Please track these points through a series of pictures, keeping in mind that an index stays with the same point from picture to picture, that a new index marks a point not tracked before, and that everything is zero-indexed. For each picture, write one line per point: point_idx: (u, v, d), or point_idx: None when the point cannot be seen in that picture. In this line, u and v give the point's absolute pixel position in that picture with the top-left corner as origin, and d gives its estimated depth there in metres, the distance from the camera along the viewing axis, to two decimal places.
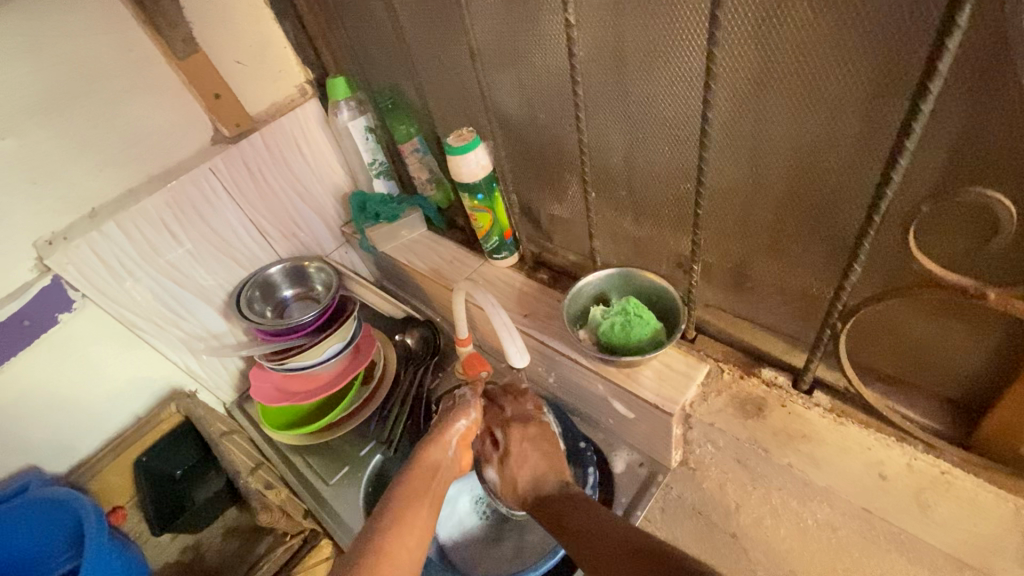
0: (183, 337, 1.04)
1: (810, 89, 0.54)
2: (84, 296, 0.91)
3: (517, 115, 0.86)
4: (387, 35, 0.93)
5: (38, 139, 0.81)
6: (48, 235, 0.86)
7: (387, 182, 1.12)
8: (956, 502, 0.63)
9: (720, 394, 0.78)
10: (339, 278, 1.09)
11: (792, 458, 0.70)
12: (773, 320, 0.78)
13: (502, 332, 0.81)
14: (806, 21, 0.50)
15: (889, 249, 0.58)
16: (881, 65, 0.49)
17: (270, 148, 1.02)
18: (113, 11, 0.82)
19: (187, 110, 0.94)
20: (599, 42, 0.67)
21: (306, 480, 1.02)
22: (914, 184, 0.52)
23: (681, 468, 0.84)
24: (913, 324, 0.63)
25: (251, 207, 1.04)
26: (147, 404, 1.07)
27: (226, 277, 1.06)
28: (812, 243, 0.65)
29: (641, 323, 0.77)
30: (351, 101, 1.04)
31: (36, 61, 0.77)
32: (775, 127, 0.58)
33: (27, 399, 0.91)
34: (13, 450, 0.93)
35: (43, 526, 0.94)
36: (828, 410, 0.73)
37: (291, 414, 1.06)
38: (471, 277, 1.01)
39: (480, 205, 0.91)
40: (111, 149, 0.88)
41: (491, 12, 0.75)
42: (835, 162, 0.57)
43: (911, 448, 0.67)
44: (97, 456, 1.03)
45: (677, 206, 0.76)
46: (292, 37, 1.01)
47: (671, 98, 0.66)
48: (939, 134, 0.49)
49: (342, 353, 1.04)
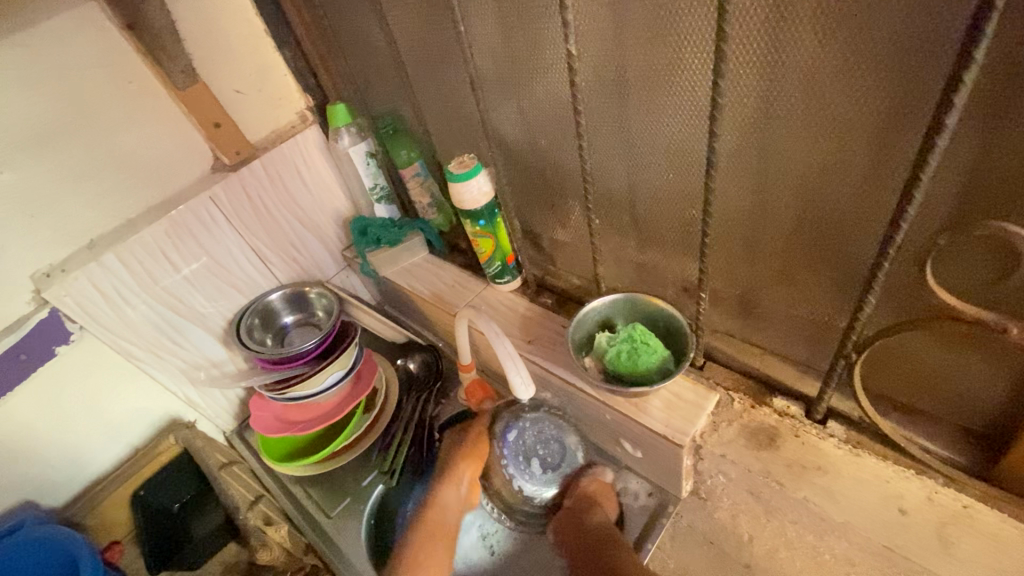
0: (182, 367, 1.03)
1: (817, 120, 0.53)
2: (82, 328, 0.89)
3: (519, 142, 0.85)
4: (388, 63, 0.94)
5: (36, 173, 0.80)
6: (46, 267, 0.85)
7: (387, 207, 1.12)
8: (981, 539, 0.61)
9: (731, 425, 0.76)
10: (340, 303, 1.08)
11: (807, 492, 0.69)
12: (784, 346, 0.76)
13: (506, 362, 0.79)
14: (815, 51, 0.49)
15: (905, 280, 0.57)
16: (892, 97, 0.48)
17: (269, 174, 1.01)
18: (114, 43, 0.82)
19: (188, 139, 0.93)
20: (602, 72, 0.66)
21: (307, 513, 0.99)
22: (931, 215, 0.51)
23: (692, 497, 0.80)
24: (928, 355, 0.62)
25: (252, 235, 1.03)
26: (145, 435, 1.05)
27: (227, 306, 1.05)
28: (821, 270, 0.63)
29: (648, 351, 0.75)
30: (352, 127, 1.03)
31: (37, 97, 0.77)
32: (783, 155, 0.57)
33: (24, 434, 0.90)
34: (8, 487, 0.91)
35: (37, 565, 0.92)
36: (843, 440, 0.71)
37: (292, 445, 1.03)
38: (474, 302, 0.99)
39: (482, 230, 0.90)
40: (111, 179, 0.87)
41: (493, 40, 0.75)
42: (846, 191, 0.56)
43: (930, 482, 0.66)
44: (94, 491, 1.01)
45: (683, 232, 0.75)
46: (293, 65, 1.01)
47: (674, 125, 0.65)
48: (954, 167, 0.48)
49: (344, 380, 1.02)
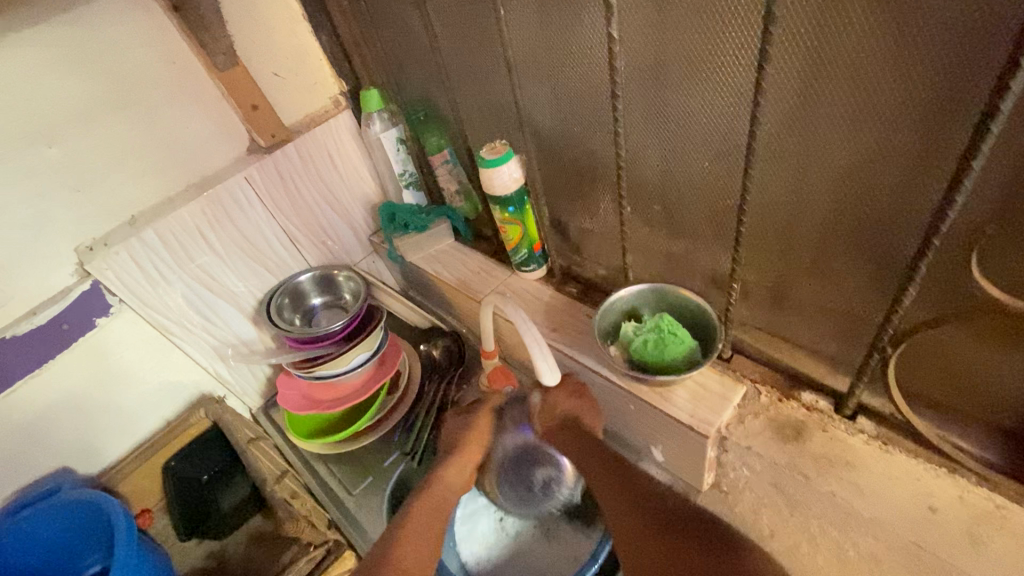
0: (213, 343, 1.05)
1: (864, 108, 0.52)
2: (120, 301, 0.92)
3: (552, 129, 0.85)
4: (422, 48, 0.94)
5: (82, 148, 0.83)
6: (89, 241, 0.88)
7: (415, 193, 1.13)
8: (1013, 540, 0.60)
9: (758, 417, 0.76)
10: (367, 287, 1.09)
11: (834, 486, 0.68)
12: (813, 341, 0.75)
13: (533, 350, 0.77)
14: (865, 36, 0.49)
15: (947, 272, 0.56)
16: (943, 86, 0.47)
17: (303, 158, 1.03)
18: (160, 26, 0.84)
19: (226, 120, 0.95)
20: (641, 58, 0.66)
21: (330, 490, 1.01)
22: (977, 207, 0.51)
23: (713, 491, 0.81)
24: (967, 349, 0.60)
25: (284, 216, 1.06)
26: (177, 409, 1.08)
27: (258, 285, 1.07)
28: (859, 263, 0.63)
29: (675, 342, 0.75)
30: (384, 113, 1.05)
31: (87, 73, 0.80)
32: (825, 144, 0.57)
33: (64, 401, 0.93)
34: (47, 451, 0.94)
35: (74, 526, 0.96)
36: (873, 437, 0.71)
37: (315, 423, 1.05)
38: (500, 289, 1.00)
39: (510, 217, 0.90)
40: (152, 157, 0.90)
41: (529, 25, 0.75)
42: (890, 179, 0.55)
43: (962, 481, 0.65)
44: (127, 460, 1.04)
45: (716, 223, 0.75)
46: (328, 51, 1.03)
47: (713, 112, 0.64)
48: (1006, 154, 0.47)
49: (367, 362, 1.04)
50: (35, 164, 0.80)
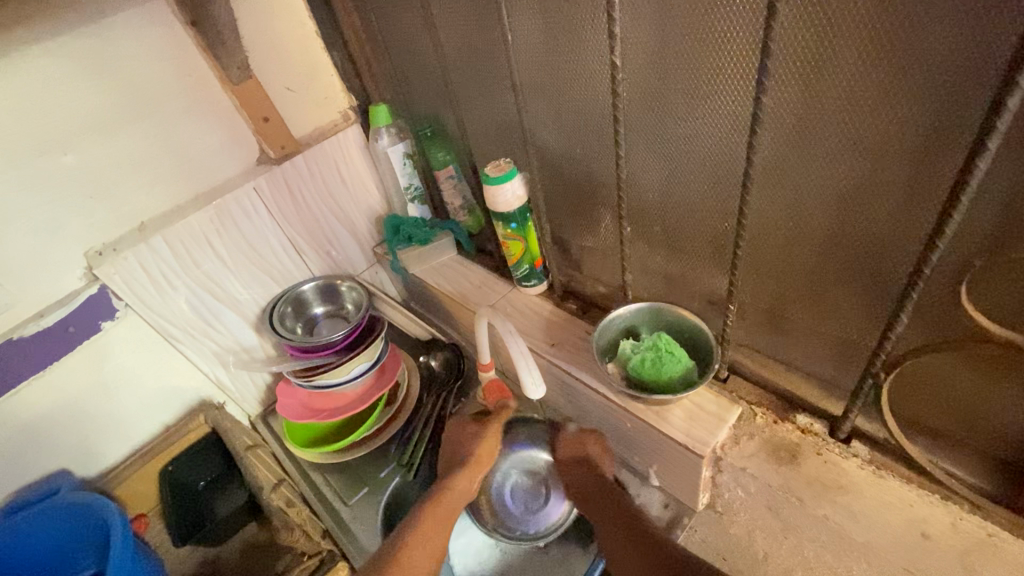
0: (216, 350, 1.06)
1: (859, 139, 0.54)
2: (126, 306, 0.94)
3: (557, 148, 0.87)
4: (431, 66, 0.97)
5: (97, 156, 0.85)
6: (98, 246, 0.90)
7: (420, 207, 1.14)
8: (1004, 567, 0.61)
9: (752, 439, 0.77)
10: (369, 298, 1.10)
11: (827, 510, 0.70)
12: (809, 364, 0.76)
13: (518, 361, 0.80)
14: (859, 71, 0.50)
15: (937, 301, 0.58)
16: (933, 121, 0.49)
17: (311, 169, 1.05)
18: (177, 40, 0.86)
19: (237, 131, 0.98)
20: (643, 85, 0.68)
21: (325, 499, 1.01)
22: (966, 240, 0.52)
23: (708, 511, 0.81)
24: (958, 377, 0.61)
25: (291, 226, 1.07)
26: (176, 414, 1.09)
27: (261, 294, 1.09)
28: (853, 288, 0.64)
29: (672, 360, 0.76)
30: (392, 128, 1.07)
31: (105, 84, 0.82)
32: (820, 173, 0.58)
33: (66, 404, 0.94)
34: (48, 453, 0.95)
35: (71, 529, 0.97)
36: (867, 461, 0.71)
37: (314, 432, 1.06)
38: (500, 303, 1.01)
39: (513, 234, 0.92)
40: (164, 166, 0.92)
41: (535, 48, 0.77)
42: (884, 209, 0.56)
43: (956, 508, 0.66)
44: (127, 463, 1.05)
45: (714, 245, 0.76)
46: (339, 66, 1.05)
47: (713, 136, 0.66)
48: (994, 190, 0.49)
49: (367, 372, 1.05)
50: (51, 172, 0.82)
